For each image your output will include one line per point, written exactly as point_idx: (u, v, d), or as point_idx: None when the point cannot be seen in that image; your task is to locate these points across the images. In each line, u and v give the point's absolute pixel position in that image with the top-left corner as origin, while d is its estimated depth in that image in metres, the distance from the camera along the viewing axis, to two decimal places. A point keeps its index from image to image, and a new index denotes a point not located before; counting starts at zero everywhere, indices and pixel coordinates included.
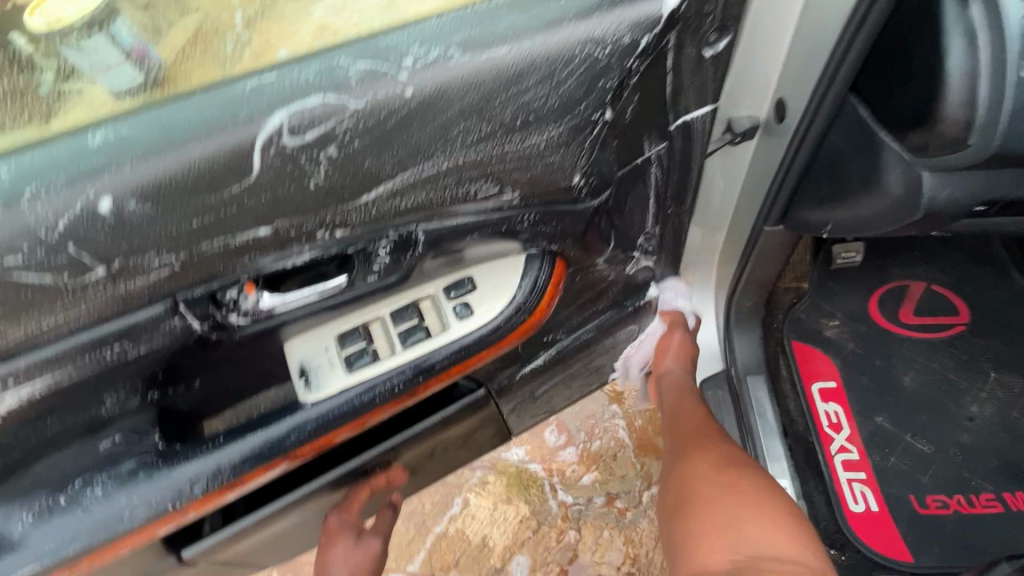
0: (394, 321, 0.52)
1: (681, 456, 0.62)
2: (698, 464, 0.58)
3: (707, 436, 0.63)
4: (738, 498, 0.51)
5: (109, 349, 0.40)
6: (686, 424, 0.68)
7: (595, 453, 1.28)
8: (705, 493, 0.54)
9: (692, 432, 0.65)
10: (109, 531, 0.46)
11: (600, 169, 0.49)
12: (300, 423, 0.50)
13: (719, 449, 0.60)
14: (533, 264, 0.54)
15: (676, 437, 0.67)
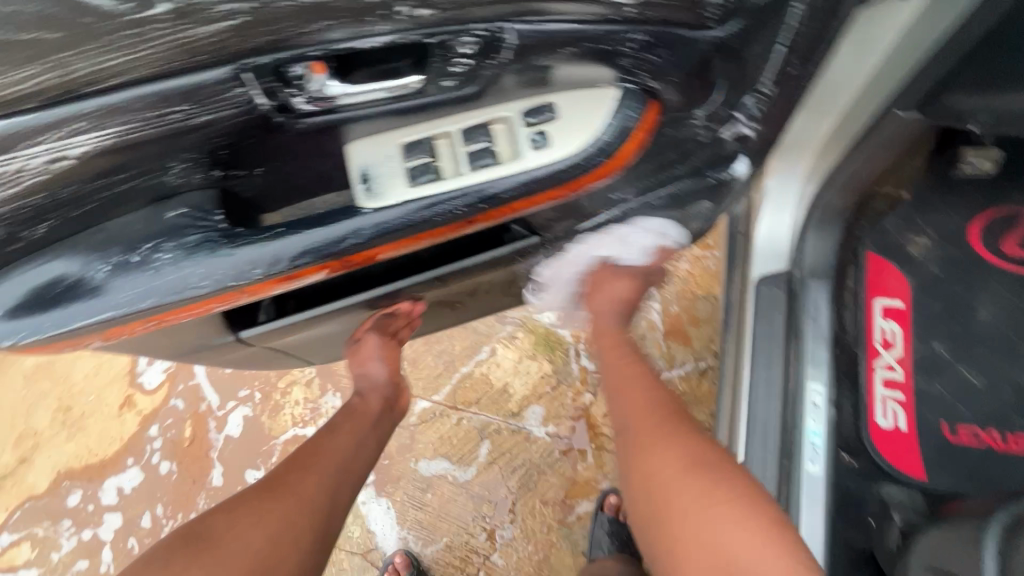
0: (465, 139, 0.48)
1: (639, 445, 0.62)
2: (662, 453, 0.59)
3: (672, 426, 0.62)
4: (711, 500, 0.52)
5: (173, 110, 0.38)
6: (636, 395, 0.69)
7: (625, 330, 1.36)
8: (679, 502, 0.54)
9: (644, 419, 0.64)
10: (178, 295, 0.49)
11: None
12: (354, 227, 0.48)
13: (669, 435, 0.61)
14: (626, 100, 0.47)
15: (625, 412, 0.68)
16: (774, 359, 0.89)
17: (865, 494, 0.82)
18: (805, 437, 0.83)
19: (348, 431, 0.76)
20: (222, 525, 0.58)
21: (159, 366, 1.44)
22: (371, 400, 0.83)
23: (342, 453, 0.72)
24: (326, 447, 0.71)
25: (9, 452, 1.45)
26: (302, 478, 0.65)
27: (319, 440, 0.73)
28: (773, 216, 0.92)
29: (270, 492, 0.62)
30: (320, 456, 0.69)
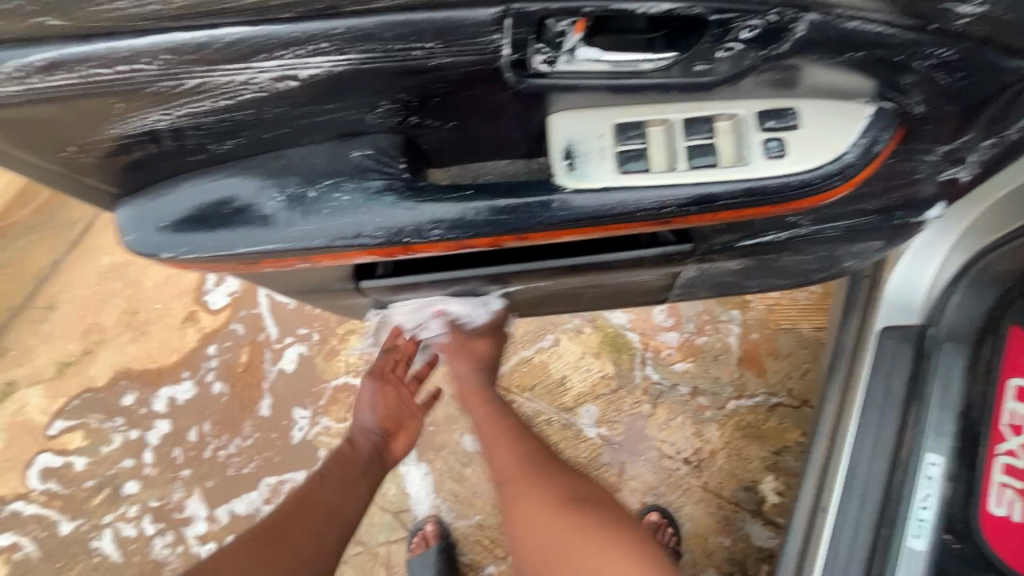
0: (687, 132, 0.43)
1: (514, 495, 0.72)
2: (529, 498, 0.70)
3: (544, 476, 0.72)
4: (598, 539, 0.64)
5: (415, 48, 0.34)
6: (519, 486, 0.72)
7: (698, 346, 1.32)
8: (550, 546, 0.66)
9: (522, 470, 0.73)
10: (348, 240, 0.46)
11: None
12: (547, 205, 0.44)
13: (586, 517, 0.66)
14: (876, 125, 0.42)
15: (503, 460, 0.76)
16: (890, 419, 0.82)
17: None
18: (914, 511, 0.78)
19: (340, 477, 0.76)
20: (211, 572, 0.62)
21: (225, 288, 1.42)
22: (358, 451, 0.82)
23: (332, 501, 0.73)
24: (318, 493, 0.74)
25: (75, 341, 1.42)
26: (306, 528, 0.69)
27: (319, 485, 0.75)
28: (917, 262, 0.83)
29: (257, 544, 0.66)
30: (318, 503, 0.72)
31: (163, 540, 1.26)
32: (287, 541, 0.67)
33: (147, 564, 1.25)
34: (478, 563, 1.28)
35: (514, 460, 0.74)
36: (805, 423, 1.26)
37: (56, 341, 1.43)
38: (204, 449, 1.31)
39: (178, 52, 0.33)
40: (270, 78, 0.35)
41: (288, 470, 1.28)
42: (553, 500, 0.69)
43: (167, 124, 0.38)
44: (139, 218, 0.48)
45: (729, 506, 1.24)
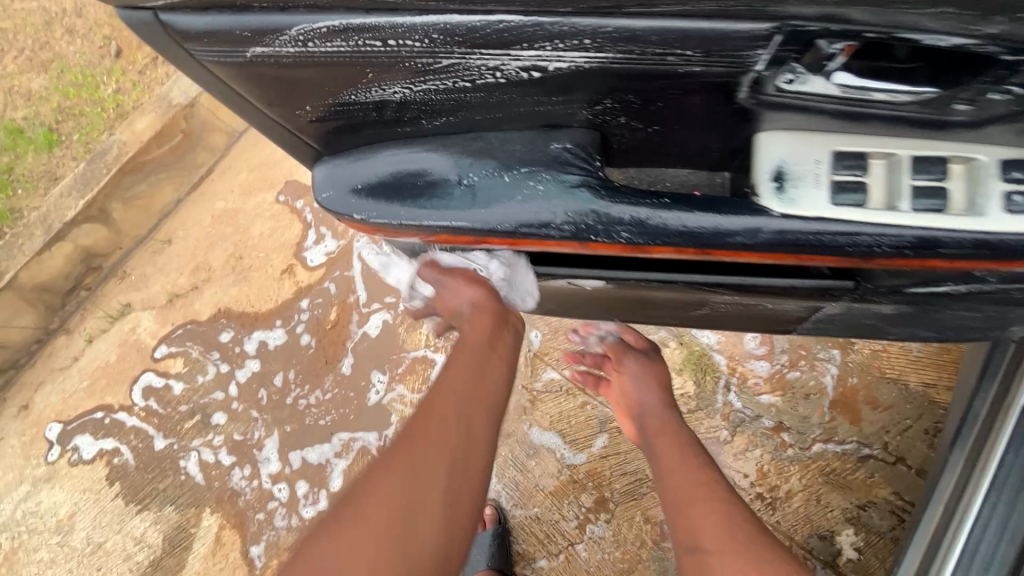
0: (915, 170, 0.40)
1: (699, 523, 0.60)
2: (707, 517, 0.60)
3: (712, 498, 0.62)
4: (723, 517, 0.60)
5: (671, 56, 0.34)
6: (695, 487, 0.63)
7: (789, 381, 1.25)
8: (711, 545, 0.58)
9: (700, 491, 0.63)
10: (534, 228, 0.46)
11: None
12: (743, 226, 0.43)
13: (748, 544, 0.57)
14: None
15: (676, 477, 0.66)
16: None
17: None
18: None
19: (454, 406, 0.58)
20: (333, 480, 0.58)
21: (324, 247, 1.46)
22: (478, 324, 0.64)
23: (439, 487, 0.52)
24: (442, 436, 0.55)
25: (184, 276, 1.47)
26: (409, 520, 0.50)
27: (417, 478, 0.52)
28: None
29: (374, 494, 0.52)
30: (425, 453, 0.54)
31: (241, 472, 1.34)
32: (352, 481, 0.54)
33: (225, 492, 1.34)
34: (528, 554, 1.30)
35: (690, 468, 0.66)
36: (896, 480, 1.18)
37: (164, 272, 1.48)
38: (287, 396, 1.38)
39: (450, 33, 0.34)
40: (526, 64, 0.35)
41: (361, 429, 1.34)
42: (698, 485, 0.64)
43: (402, 96, 0.39)
44: (335, 177, 0.49)
45: (800, 551, 1.18)
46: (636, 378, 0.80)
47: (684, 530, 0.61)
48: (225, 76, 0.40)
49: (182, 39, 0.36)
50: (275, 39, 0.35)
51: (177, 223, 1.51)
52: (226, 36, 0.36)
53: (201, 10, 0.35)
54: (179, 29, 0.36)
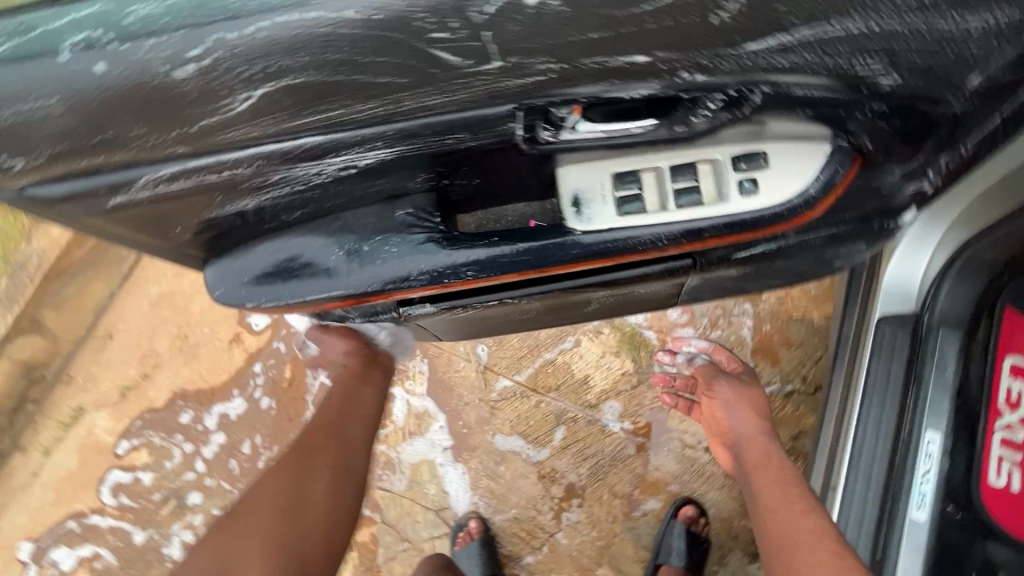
0: (673, 177, 0.51)
1: (770, 507, 0.82)
2: (791, 520, 0.78)
3: (811, 526, 0.76)
4: (815, 543, 0.74)
5: (450, 138, 0.43)
6: (761, 464, 0.89)
7: (713, 340, 1.38)
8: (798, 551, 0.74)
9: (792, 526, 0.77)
10: (399, 282, 0.56)
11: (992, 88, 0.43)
12: (561, 246, 0.54)
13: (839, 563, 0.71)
14: (834, 159, 0.49)
15: (770, 508, 0.81)
16: (891, 397, 0.90)
17: (968, 550, 0.81)
18: (913, 484, 0.84)
19: (336, 431, 0.84)
20: (253, 496, 0.79)
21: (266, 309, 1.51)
22: (344, 373, 0.90)
23: (315, 481, 0.80)
24: (299, 448, 0.82)
25: (131, 367, 1.49)
26: (297, 511, 0.78)
27: (293, 469, 0.80)
28: (908, 256, 0.89)
29: (272, 493, 0.78)
30: (296, 467, 0.81)
31: None
32: (274, 486, 0.79)
33: None
34: (515, 553, 1.38)
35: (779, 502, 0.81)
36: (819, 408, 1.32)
37: (111, 367, 1.49)
38: (258, 460, 1.43)
39: (270, 158, 0.42)
40: (345, 162, 0.44)
41: None
42: (794, 515, 0.78)
43: (256, 203, 0.48)
44: (225, 274, 0.58)
45: None
46: (728, 406, 1.01)
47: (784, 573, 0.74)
48: (100, 221, 0.47)
49: (50, 203, 0.43)
50: (129, 189, 0.43)
51: (114, 317, 1.52)
52: (86, 194, 0.43)
53: (61, 180, 0.41)
54: (43, 197, 0.43)
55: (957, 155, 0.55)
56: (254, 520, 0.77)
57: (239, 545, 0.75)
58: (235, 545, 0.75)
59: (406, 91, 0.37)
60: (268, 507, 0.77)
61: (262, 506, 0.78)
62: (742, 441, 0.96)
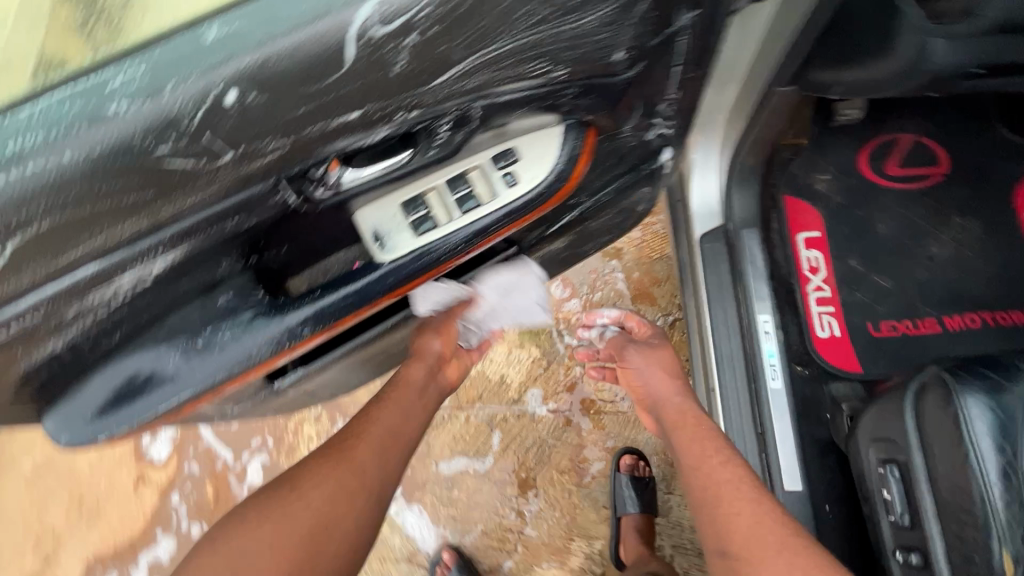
0: (450, 189, 0.60)
1: (701, 468, 0.75)
2: (726, 483, 0.71)
3: (743, 487, 0.70)
4: (755, 508, 0.66)
5: (229, 220, 0.47)
6: (689, 427, 0.82)
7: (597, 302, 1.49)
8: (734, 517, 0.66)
9: (729, 487, 0.70)
10: (244, 362, 0.60)
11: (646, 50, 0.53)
12: (377, 278, 0.62)
13: (773, 532, 0.63)
14: (568, 135, 0.61)
15: (701, 472, 0.74)
16: (728, 296, 1.05)
17: (818, 396, 0.98)
18: (764, 361, 0.99)
19: (376, 417, 0.76)
20: (291, 488, 0.68)
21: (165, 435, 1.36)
22: (428, 357, 0.84)
23: (367, 461, 0.71)
24: (367, 433, 0.74)
25: (31, 555, 1.33)
26: (358, 487, 0.69)
27: (359, 447, 0.72)
28: (702, 180, 1.08)
29: (333, 463, 0.70)
30: (359, 445, 0.73)
31: None
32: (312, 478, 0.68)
33: None
34: (494, 563, 1.41)
35: (713, 465, 0.74)
36: None
37: (10, 563, 1.34)
38: None
39: (56, 298, 0.43)
40: (138, 275, 0.47)
41: None
42: (729, 479, 0.71)
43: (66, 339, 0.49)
44: (67, 420, 0.57)
45: None
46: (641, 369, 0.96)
47: (709, 530, 0.68)
48: None
49: None
50: None
51: None
52: None
53: None
54: None
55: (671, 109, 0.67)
56: (303, 491, 0.67)
57: (276, 519, 0.65)
58: (275, 512, 0.66)
59: (159, 200, 0.41)
60: (316, 477, 0.68)
61: (338, 477, 0.69)
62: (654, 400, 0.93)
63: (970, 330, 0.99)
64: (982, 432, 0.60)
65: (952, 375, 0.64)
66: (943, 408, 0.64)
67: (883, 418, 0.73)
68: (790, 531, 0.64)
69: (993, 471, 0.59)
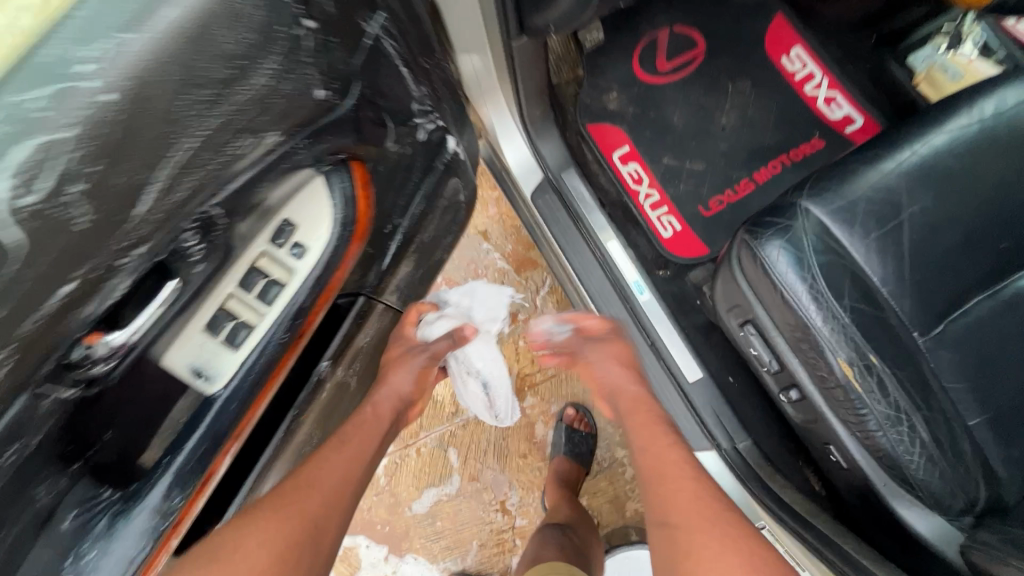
0: (246, 290, 0.56)
1: (661, 475, 0.73)
2: (686, 496, 0.70)
3: (706, 507, 0.68)
4: (715, 528, 0.65)
5: (13, 448, 0.40)
6: (650, 427, 0.80)
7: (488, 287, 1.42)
8: (696, 537, 0.65)
9: (695, 502, 0.69)
10: (128, 566, 0.54)
11: (341, 73, 0.52)
12: (221, 410, 0.58)
13: (737, 554, 0.63)
14: (334, 180, 0.59)
15: (665, 480, 0.72)
16: (576, 240, 1.08)
17: (684, 289, 1.07)
18: (628, 279, 1.06)
19: (323, 457, 0.69)
20: (230, 535, 0.58)
21: None
22: (387, 404, 0.82)
23: (322, 505, 0.64)
24: (321, 474, 0.67)
25: None
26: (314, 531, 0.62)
27: (314, 485, 0.65)
28: (510, 143, 1.10)
29: (290, 506, 0.62)
30: (316, 485, 0.65)
31: None
32: (255, 524, 0.59)
33: None
34: (503, 566, 1.44)
35: (680, 476, 0.72)
36: None
37: None
38: None
39: None
40: None
41: None
42: (691, 489, 0.70)
43: None
44: None
45: None
46: (603, 359, 0.93)
47: (656, 507, 0.71)
48: None
49: None
50: None
51: None
52: None
53: None
54: None
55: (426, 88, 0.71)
56: (247, 541, 0.58)
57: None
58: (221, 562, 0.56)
59: None
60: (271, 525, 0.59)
61: (279, 523, 0.60)
62: (614, 394, 0.89)
63: (775, 175, 1.10)
64: (789, 273, 0.68)
65: (752, 236, 0.71)
66: (758, 269, 0.70)
67: (732, 289, 0.81)
68: (738, 525, 0.66)
69: (813, 308, 0.66)
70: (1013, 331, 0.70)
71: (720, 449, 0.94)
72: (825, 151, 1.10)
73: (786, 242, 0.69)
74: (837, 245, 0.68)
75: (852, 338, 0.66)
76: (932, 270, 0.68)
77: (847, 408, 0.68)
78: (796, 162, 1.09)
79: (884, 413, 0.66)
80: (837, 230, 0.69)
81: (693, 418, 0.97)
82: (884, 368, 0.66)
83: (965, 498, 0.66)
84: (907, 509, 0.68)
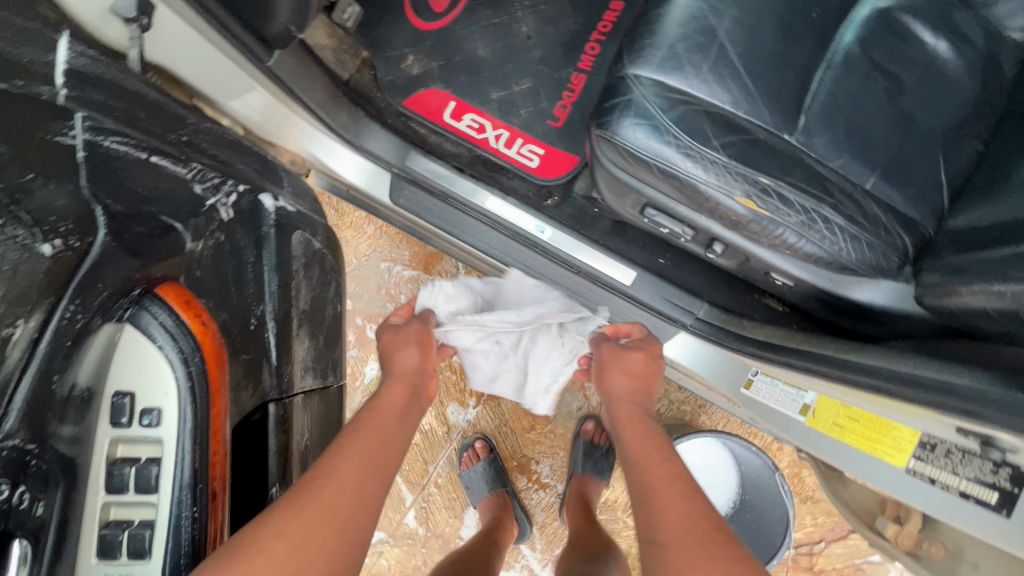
0: (120, 487, 0.45)
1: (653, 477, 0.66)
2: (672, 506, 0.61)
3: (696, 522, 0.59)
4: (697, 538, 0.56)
5: None
6: (647, 435, 0.74)
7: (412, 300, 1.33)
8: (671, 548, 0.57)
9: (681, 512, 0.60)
10: None
11: (68, 212, 0.43)
12: None
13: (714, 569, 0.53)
14: (145, 318, 0.49)
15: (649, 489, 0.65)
16: (457, 214, 1.01)
17: (578, 205, 1.04)
18: (524, 225, 1.01)
19: (340, 449, 0.58)
20: (252, 539, 0.47)
21: None
22: (401, 387, 0.73)
23: (349, 492, 0.53)
24: (344, 464, 0.56)
25: None
26: (346, 515, 0.51)
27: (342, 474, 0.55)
28: (335, 158, 0.99)
29: (316, 491, 0.52)
30: (339, 473, 0.55)
31: None
32: (279, 526, 0.48)
33: None
34: None
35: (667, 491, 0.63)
36: None
37: None
38: None
39: None
40: None
41: None
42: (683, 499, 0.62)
43: None
44: None
45: None
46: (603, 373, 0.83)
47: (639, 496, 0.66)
48: None
49: None
50: None
51: None
52: None
53: None
54: None
55: (210, 162, 0.62)
56: (273, 543, 0.47)
57: None
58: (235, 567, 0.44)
59: None
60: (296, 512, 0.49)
61: (306, 519, 0.49)
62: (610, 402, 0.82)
63: (597, 56, 1.07)
64: (649, 143, 0.65)
65: (603, 129, 0.68)
66: (624, 157, 0.68)
67: (611, 185, 0.78)
68: (721, 530, 0.58)
69: (687, 165, 0.65)
70: (864, 85, 0.70)
71: (689, 327, 0.93)
72: (629, 11, 1.08)
73: (633, 116, 0.66)
74: (683, 95, 0.67)
75: (737, 173, 0.65)
76: (767, 71, 0.68)
77: (765, 236, 0.67)
78: (609, 32, 1.07)
79: (797, 220, 0.65)
80: (669, 79, 0.67)
81: (650, 313, 0.96)
82: (776, 185, 0.65)
83: (897, 254, 0.67)
84: (860, 289, 0.70)
